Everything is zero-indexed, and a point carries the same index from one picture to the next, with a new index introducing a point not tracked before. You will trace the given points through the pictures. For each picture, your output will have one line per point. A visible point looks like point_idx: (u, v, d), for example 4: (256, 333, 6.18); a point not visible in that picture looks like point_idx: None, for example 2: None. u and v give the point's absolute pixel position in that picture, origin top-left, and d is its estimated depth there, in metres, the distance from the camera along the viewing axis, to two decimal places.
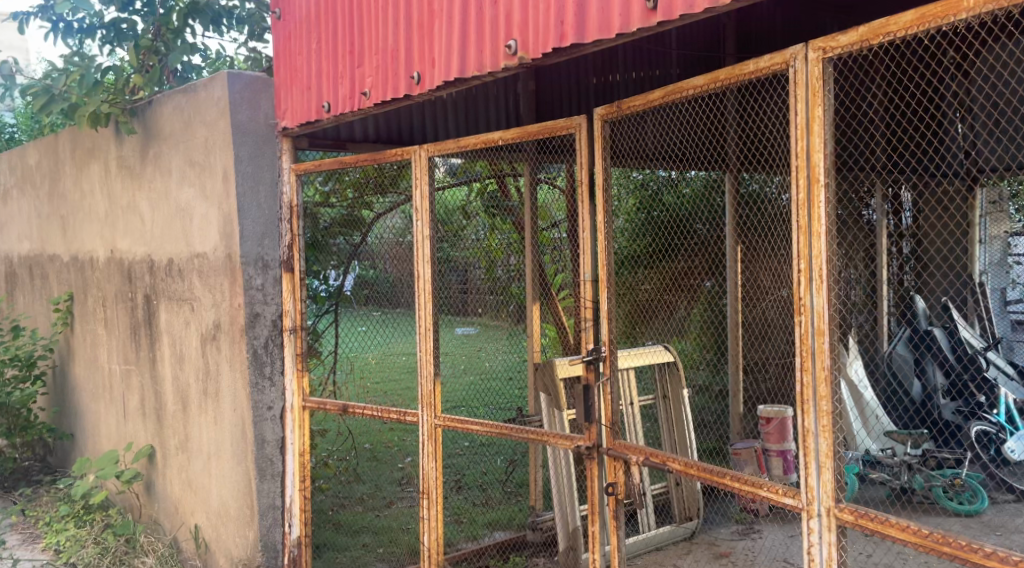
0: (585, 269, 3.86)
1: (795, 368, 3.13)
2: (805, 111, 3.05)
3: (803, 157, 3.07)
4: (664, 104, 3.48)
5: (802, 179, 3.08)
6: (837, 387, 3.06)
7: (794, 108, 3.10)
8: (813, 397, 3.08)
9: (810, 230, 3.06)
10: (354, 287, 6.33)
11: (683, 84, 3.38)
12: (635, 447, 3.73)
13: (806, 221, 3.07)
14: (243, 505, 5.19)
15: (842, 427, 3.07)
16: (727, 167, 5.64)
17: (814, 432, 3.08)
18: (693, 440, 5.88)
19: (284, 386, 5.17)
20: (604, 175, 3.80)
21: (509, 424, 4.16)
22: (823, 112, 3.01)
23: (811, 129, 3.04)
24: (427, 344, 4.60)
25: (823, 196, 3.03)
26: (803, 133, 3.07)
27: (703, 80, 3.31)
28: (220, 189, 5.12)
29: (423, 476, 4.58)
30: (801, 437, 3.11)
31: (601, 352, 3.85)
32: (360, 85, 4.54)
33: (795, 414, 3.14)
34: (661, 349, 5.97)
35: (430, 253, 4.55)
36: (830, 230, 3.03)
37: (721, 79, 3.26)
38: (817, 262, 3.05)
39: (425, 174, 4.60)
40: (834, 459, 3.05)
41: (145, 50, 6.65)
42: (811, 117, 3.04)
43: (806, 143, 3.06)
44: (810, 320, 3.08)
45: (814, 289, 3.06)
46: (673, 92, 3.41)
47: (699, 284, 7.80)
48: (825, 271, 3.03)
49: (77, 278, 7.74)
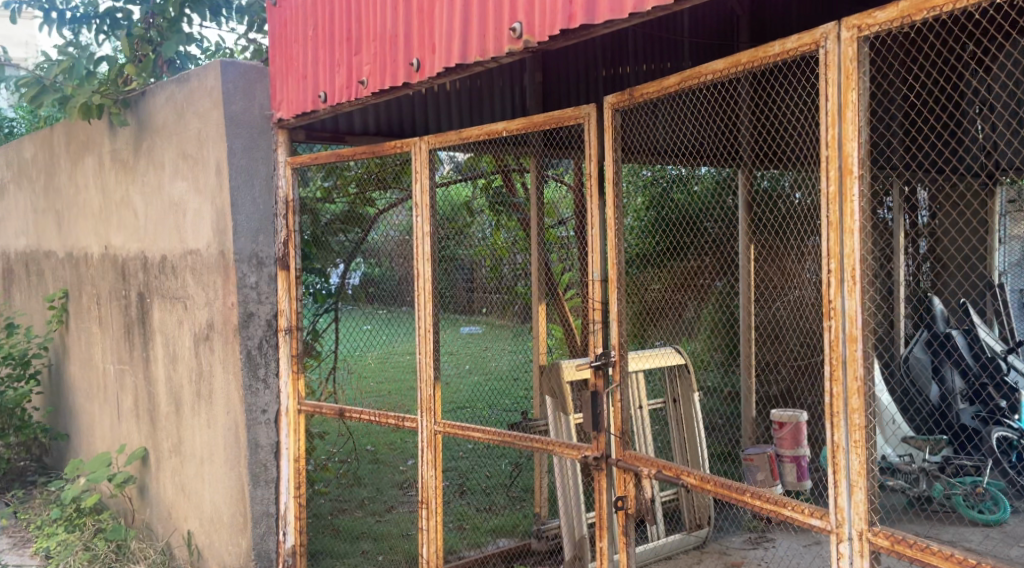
0: (595, 268, 3.64)
1: (824, 377, 2.92)
2: (837, 96, 2.84)
3: (835, 147, 2.86)
4: (680, 91, 3.26)
5: (833, 170, 2.87)
6: (870, 399, 2.84)
7: (824, 91, 2.88)
8: (844, 410, 2.86)
9: (842, 227, 2.85)
10: (358, 283, 6.10)
11: (701, 69, 3.16)
12: (646, 459, 3.51)
13: (837, 217, 2.85)
14: (236, 512, 4.99)
15: (876, 442, 2.85)
16: (743, 160, 5.42)
17: (845, 448, 2.86)
18: (704, 446, 5.64)
19: (279, 389, 4.96)
20: (615, 168, 3.57)
21: (513, 432, 3.94)
22: (857, 96, 2.79)
23: (844, 115, 2.82)
24: (427, 346, 4.38)
25: (856, 189, 2.81)
26: (834, 120, 2.85)
27: (723, 64, 3.10)
28: (213, 183, 4.92)
29: (422, 485, 4.36)
30: (832, 453, 2.90)
31: (611, 356, 3.63)
32: (358, 72, 4.32)
33: (824, 428, 2.92)
34: (672, 351, 5.76)
35: (431, 250, 4.33)
36: (864, 226, 2.81)
37: (743, 62, 3.05)
38: (849, 261, 2.83)
39: (426, 168, 4.38)
40: (867, 477, 2.83)
41: (138, 40, 6.44)
42: (843, 102, 2.82)
43: (838, 130, 2.84)
44: (841, 325, 2.86)
45: (846, 291, 2.84)
46: (690, 77, 3.20)
47: (709, 285, 7.48)
48: (859, 273, 2.81)
49: (72, 275, 7.56)
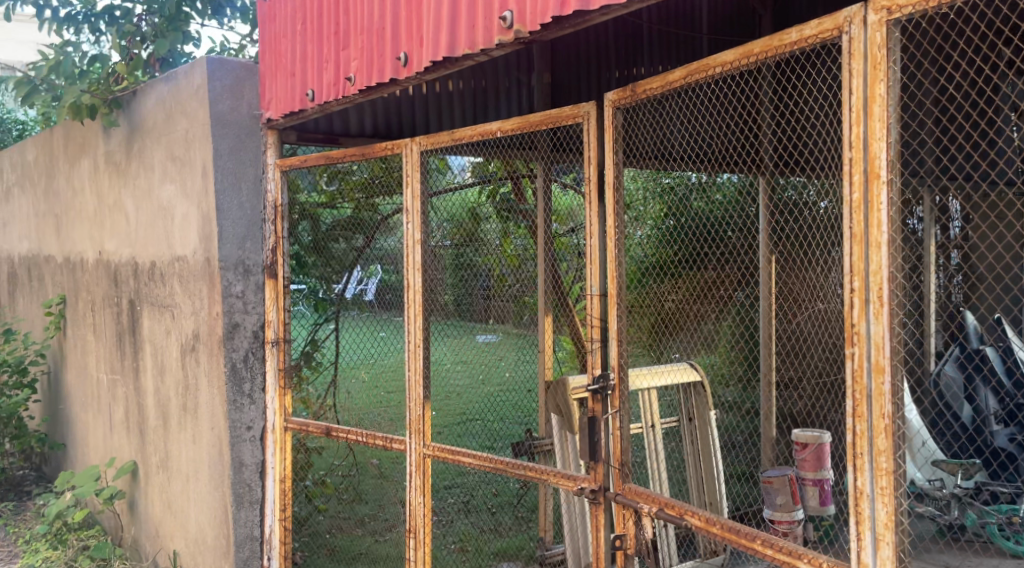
0: (592, 282, 3.36)
1: (845, 413, 2.60)
2: (863, 89, 2.53)
3: (859, 148, 2.55)
4: (686, 86, 2.97)
5: (857, 174, 2.55)
6: (901, 439, 2.51)
7: (847, 83, 2.57)
8: (869, 451, 2.55)
9: (867, 240, 2.54)
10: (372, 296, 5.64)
11: (709, 61, 2.87)
12: (648, 495, 3.20)
13: (862, 229, 2.54)
14: (220, 534, 4.73)
15: (905, 489, 2.53)
16: (765, 161, 5.05)
17: (870, 496, 2.55)
18: (720, 470, 5.29)
19: (265, 405, 4.69)
20: (616, 172, 3.27)
21: (507, 460, 3.65)
22: (886, 90, 2.48)
23: (869, 111, 2.52)
24: (417, 363, 4.10)
25: (884, 195, 2.50)
26: (858, 118, 2.54)
27: (734, 55, 2.81)
28: (199, 187, 4.67)
29: (410, 513, 4.08)
30: (855, 500, 2.58)
31: (609, 380, 3.33)
32: (345, 68, 4.06)
33: (846, 472, 2.61)
34: (685, 366, 5.41)
35: (422, 259, 4.06)
36: (893, 239, 2.50)
37: (755, 53, 2.76)
38: (876, 279, 2.52)
39: (417, 171, 4.10)
40: (895, 531, 2.52)
41: (132, 38, 6.18)
42: (869, 96, 2.52)
43: (863, 128, 2.53)
44: (866, 353, 2.55)
45: (872, 315, 2.53)
46: (697, 71, 2.91)
47: (731, 295, 7.12)
48: (887, 292, 2.50)
49: (69, 280, 7.33)
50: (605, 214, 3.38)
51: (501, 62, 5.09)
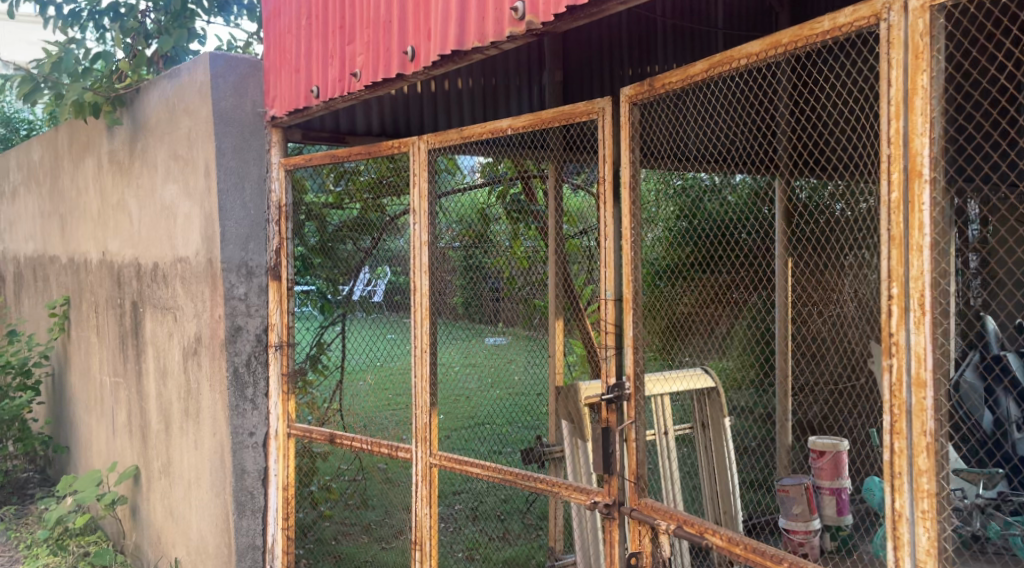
0: (607, 287, 3.22)
1: (883, 429, 2.47)
2: (903, 81, 2.40)
3: (898, 144, 2.41)
4: (709, 79, 2.84)
5: (896, 172, 2.42)
6: (944, 457, 2.37)
7: (886, 74, 2.44)
8: (909, 470, 2.41)
9: (907, 244, 2.40)
10: (380, 298, 5.43)
11: (735, 52, 2.75)
12: (665, 511, 3.07)
13: (902, 231, 2.41)
14: (221, 543, 4.61)
15: (946, 511, 2.39)
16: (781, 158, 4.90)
17: (909, 519, 2.42)
18: (735, 477, 5.12)
19: (268, 410, 4.57)
20: (632, 170, 3.14)
21: (516, 471, 3.53)
22: (928, 80, 2.34)
23: (911, 103, 2.38)
24: (424, 369, 3.97)
25: (926, 195, 2.36)
26: (898, 111, 2.41)
27: (760, 45, 2.68)
28: (202, 186, 4.56)
29: (416, 524, 3.96)
30: (893, 523, 2.45)
31: (625, 390, 3.19)
32: (351, 64, 3.94)
33: (883, 494, 2.48)
34: (699, 372, 5.26)
35: (428, 261, 3.93)
36: (937, 243, 2.36)
37: (784, 44, 2.63)
38: (918, 284, 2.39)
39: (425, 169, 3.97)
40: (936, 558, 2.39)
41: (136, 35, 6.07)
42: (911, 88, 2.38)
43: (903, 123, 2.40)
44: (905, 364, 2.41)
45: (913, 325, 2.40)
46: (722, 62, 2.78)
47: (746, 297, 6.81)
48: (928, 300, 2.37)
49: (73, 281, 7.22)
50: (620, 214, 3.25)
51: (512, 56, 5.02)
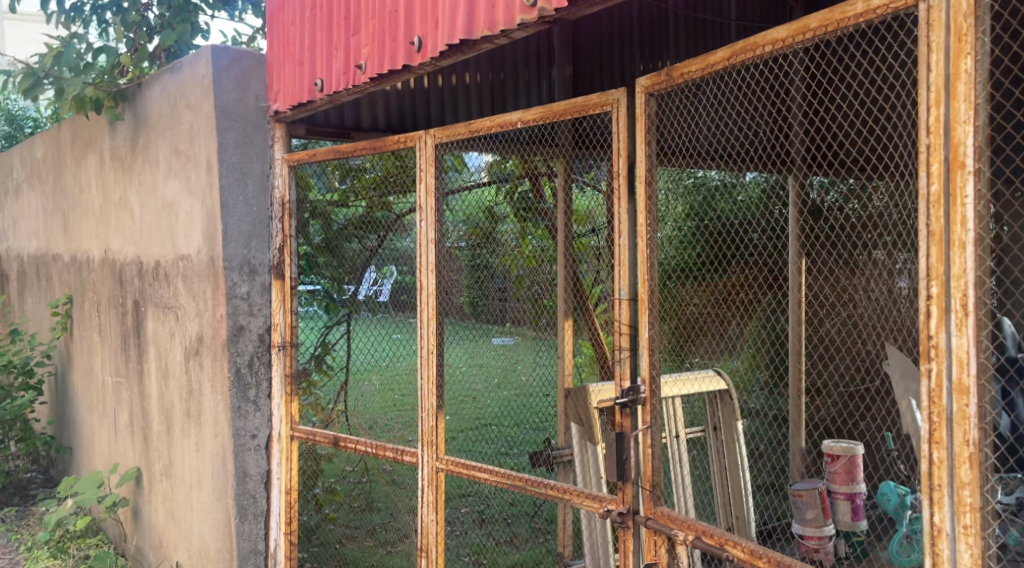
0: (621, 286, 3.12)
1: (921, 438, 2.37)
2: (944, 66, 2.29)
3: (939, 133, 2.31)
4: (732, 67, 2.74)
5: (936, 163, 2.32)
6: (987, 468, 2.27)
7: (926, 59, 2.33)
8: (951, 482, 2.31)
9: (948, 240, 2.30)
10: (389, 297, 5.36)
11: (760, 38, 2.65)
12: (682, 521, 2.96)
13: (942, 227, 2.30)
14: (223, 547, 4.51)
15: (988, 525, 2.28)
16: (796, 152, 4.76)
17: (949, 535, 2.32)
18: (748, 482, 4.98)
19: (271, 412, 4.47)
20: (648, 165, 3.03)
21: (525, 477, 3.42)
22: (972, 65, 2.24)
23: (953, 89, 2.28)
24: (430, 371, 3.86)
25: (970, 187, 2.26)
26: (939, 98, 2.31)
27: (786, 31, 2.59)
28: (204, 182, 4.45)
29: (422, 530, 3.85)
30: (931, 539, 2.35)
31: (640, 394, 3.08)
32: (356, 56, 3.83)
33: (920, 507, 2.38)
34: (712, 374, 5.13)
35: (435, 259, 3.82)
36: (981, 239, 2.26)
37: (812, 28, 2.53)
38: (961, 282, 2.28)
39: (431, 164, 3.87)
40: None
41: (138, 29, 5.97)
42: (953, 73, 2.28)
43: (944, 110, 2.30)
44: (946, 369, 2.31)
45: (955, 327, 2.29)
46: (746, 49, 2.68)
47: (756, 300, 6.57)
48: (971, 300, 2.26)
49: (76, 280, 7.13)
50: (635, 211, 3.14)
51: (520, 45, 5.01)
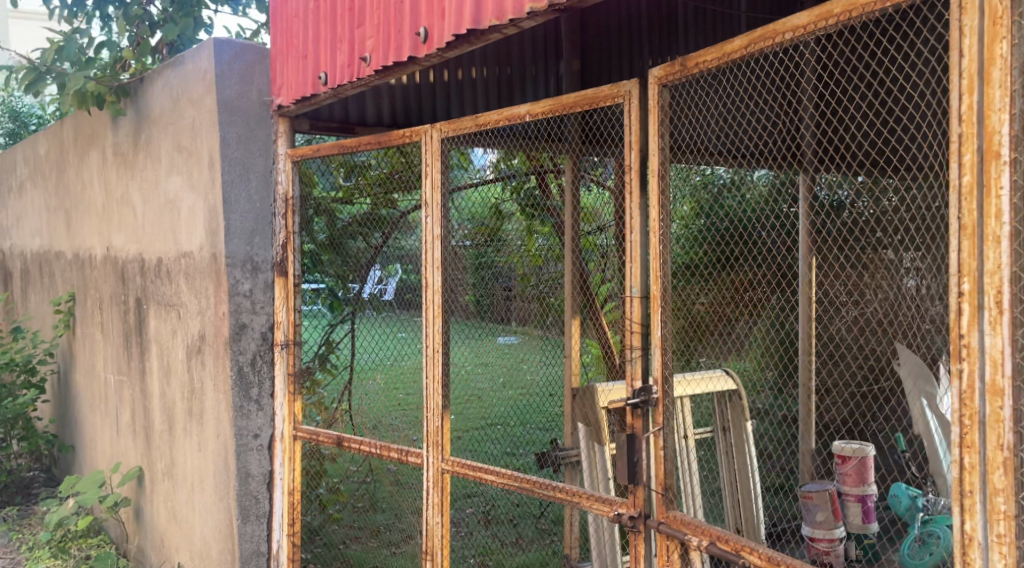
0: (633, 283, 3.04)
1: (952, 443, 2.30)
2: (977, 50, 2.22)
3: (971, 121, 2.24)
4: (748, 56, 2.69)
5: (968, 153, 2.25)
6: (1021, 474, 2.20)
7: (958, 43, 2.27)
8: (984, 490, 2.24)
9: (982, 234, 2.23)
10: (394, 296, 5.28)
11: (780, 25, 2.59)
12: (695, 526, 2.89)
13: (975, 220, 2.24)
14: (225, 549, 4.44)
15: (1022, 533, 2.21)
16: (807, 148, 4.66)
17: (982, 545, 2.25)
18: (757, 484, 4.89)
19: (274, 411, 4.40)
20: (662, 158, 2.96)
21: (533, 479, 3.35)
22: (1007, 49, 2.17)
23: (987, 75, 2.21)
24: (435, 370, 3.79)
25: (1005, 178, 2.19)
26: (971, 85, 2.24)
27: (807, 18, 2.51)
28: (206, 178, 4.38)
29: (427, 533, 3.78)
30: (963, 549, 2.27)
31: (652, 395, 3.01)
32: (361, 48, 3.76)
33: (951, 515, 2.30)
34: (722, 374, 5.04)
35: (441, 256, 3.75)
36: (1017, 233, 2.19)
37: (836, 14, 2.44)
38: (995, 278, 2.21)
39: (437, 159, 3.79)
40: None
41: (140, 23, 5.90)
42: (987, 58, 2.21)
43: (977, 97, 2.23)
44: (979, 370, 2.24)
45: (989, 326, 2.22)
46: (766, 36, 2.62)
47: (765, 300, 6.50)
48: (1006, 297, 2.19)
49: (78, 278, 7.07)
50: (647, 206, 3.07)
51: (528, 36, 4.91)
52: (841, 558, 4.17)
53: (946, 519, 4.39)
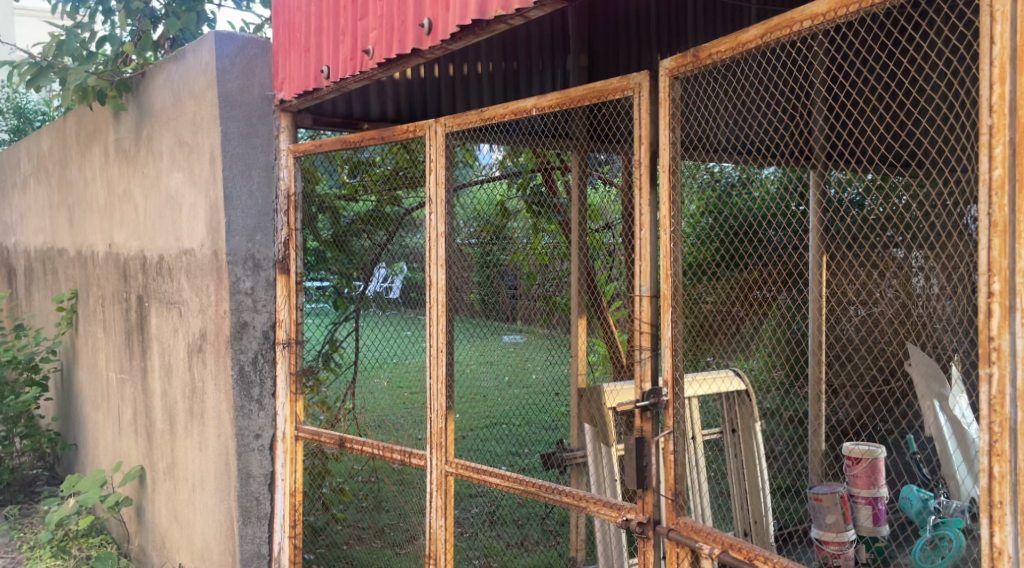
0: (643, 281, 2.97)
1: (980, 450, 2.24)
2: (1009, 37, 2.16)
3: (1003, 112, 2.19)
4: (764, 46, 2.62)
5: (1000, 146, 2.19)
6: None
7: (988, 31, 2.21)
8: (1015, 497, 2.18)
9: (1015, 230, 2.17)
10: (398, 294, 5.19)
11: (795, 15, 2.52)
12: (706, 533, 2.81)
13: (1008, 216, 2.18)
14: (226, 550, 4.38)
15: None
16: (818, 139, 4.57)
17: (1013, 555, 2.19)
18: (766, 487, 4.81)
19: (275, 411, 4.33)
20: (673, 153, 2.89)
21: (538, 482, 3.27)
22: None
23: (1020, 63, 2.15)
24: (438, 370, 3.72)
25: None
26: (1003, 74, 2.18)
27: (826, 5, 2.44)
28: (207, 174, 4.32)
29: (431, 536, 3.71)
30: (991, 562, 2.23)
31: (662, 397, 2.93)
32: (363, 41, 3.69)
33: (979, 526, 2.25)
34: (730, 374, 4.90)
35: (445, 254, 3.69)
36: None
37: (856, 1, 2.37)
38: None
39: (441, 154, 3.72)
40: None
41: (141, 17, 5.83)
42: (1020, 46, 2.15)
43: (1009, 86, 2.17)
44: (1010, 373, 2.18)
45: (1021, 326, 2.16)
46: (780, 26, 2.55)
47: (772, 299, 6.39)
48: None
49: (81, 275, 7.01)
50: (658, 202, 2.99)
51: (535, 28, 4.69)
52: (851, 561, 4.16)
53: (958, 524, 4.26)
